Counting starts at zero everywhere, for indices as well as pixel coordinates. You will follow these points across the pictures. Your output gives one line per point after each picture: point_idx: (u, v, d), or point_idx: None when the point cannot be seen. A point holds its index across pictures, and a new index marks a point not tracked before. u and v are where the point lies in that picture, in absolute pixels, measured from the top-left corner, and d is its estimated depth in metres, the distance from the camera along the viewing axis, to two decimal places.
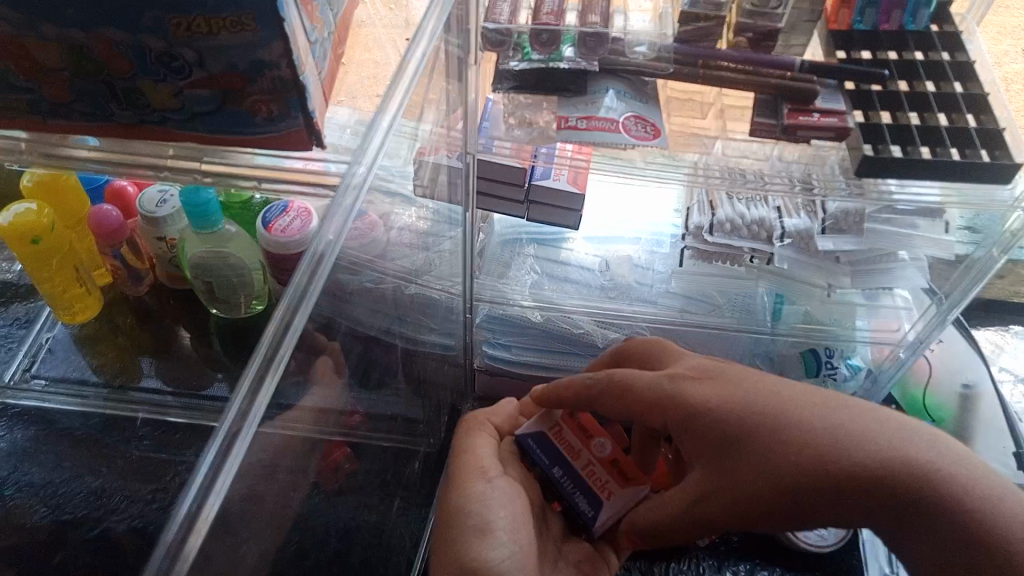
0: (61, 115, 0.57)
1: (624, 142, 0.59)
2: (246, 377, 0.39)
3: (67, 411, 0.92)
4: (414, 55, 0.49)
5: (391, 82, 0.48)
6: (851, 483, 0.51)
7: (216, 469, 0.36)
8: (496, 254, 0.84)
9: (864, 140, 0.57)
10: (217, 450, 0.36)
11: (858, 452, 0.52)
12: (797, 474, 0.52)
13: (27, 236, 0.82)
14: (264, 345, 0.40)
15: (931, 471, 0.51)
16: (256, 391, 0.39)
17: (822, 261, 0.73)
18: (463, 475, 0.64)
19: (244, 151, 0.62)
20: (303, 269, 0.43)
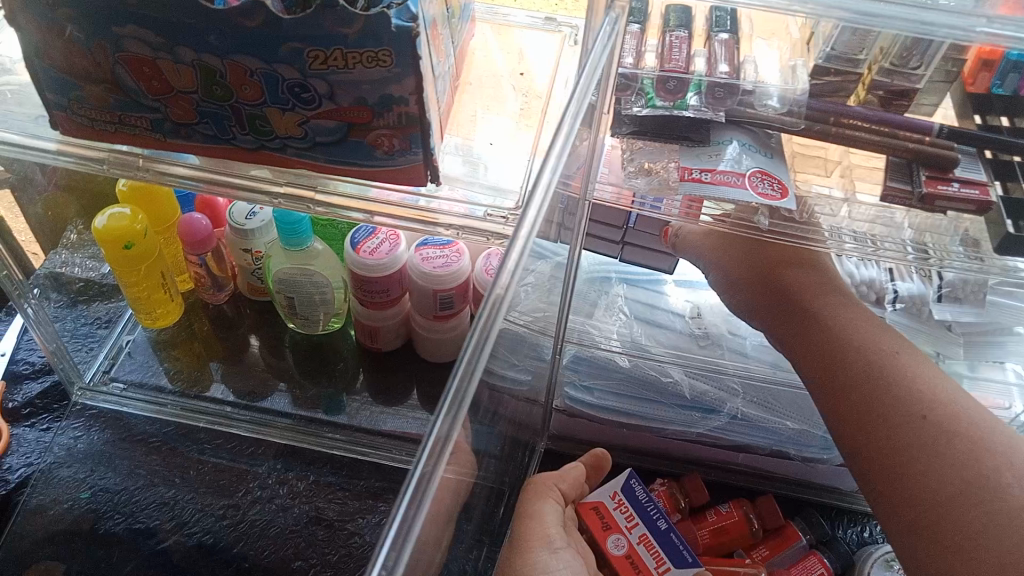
0: (182, 134, 0.57)
1: (750, 200, 0.56)
2: (434, 426, 0.41)
3: (143, 417, 0.93)
4: (574, 104, 0.48)
5: (555, 140, 0.47)
6: (807, 297, 0.66)
7: (404, 526, 0.38)
8: (584, 293, 0.83)
9: (1007, 216, 0.55)
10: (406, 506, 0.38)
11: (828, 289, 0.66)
12: (774, 270, 0.68)
13: (120, 242, 0.83)
14: (448, 393, 0.41)
15: (877, 361, 0.61)
16: (444, 437, 0.40)
17: (934, 329, 0.70)
18: (532, 538, 0.64)
19: (331, 178, 0.62)
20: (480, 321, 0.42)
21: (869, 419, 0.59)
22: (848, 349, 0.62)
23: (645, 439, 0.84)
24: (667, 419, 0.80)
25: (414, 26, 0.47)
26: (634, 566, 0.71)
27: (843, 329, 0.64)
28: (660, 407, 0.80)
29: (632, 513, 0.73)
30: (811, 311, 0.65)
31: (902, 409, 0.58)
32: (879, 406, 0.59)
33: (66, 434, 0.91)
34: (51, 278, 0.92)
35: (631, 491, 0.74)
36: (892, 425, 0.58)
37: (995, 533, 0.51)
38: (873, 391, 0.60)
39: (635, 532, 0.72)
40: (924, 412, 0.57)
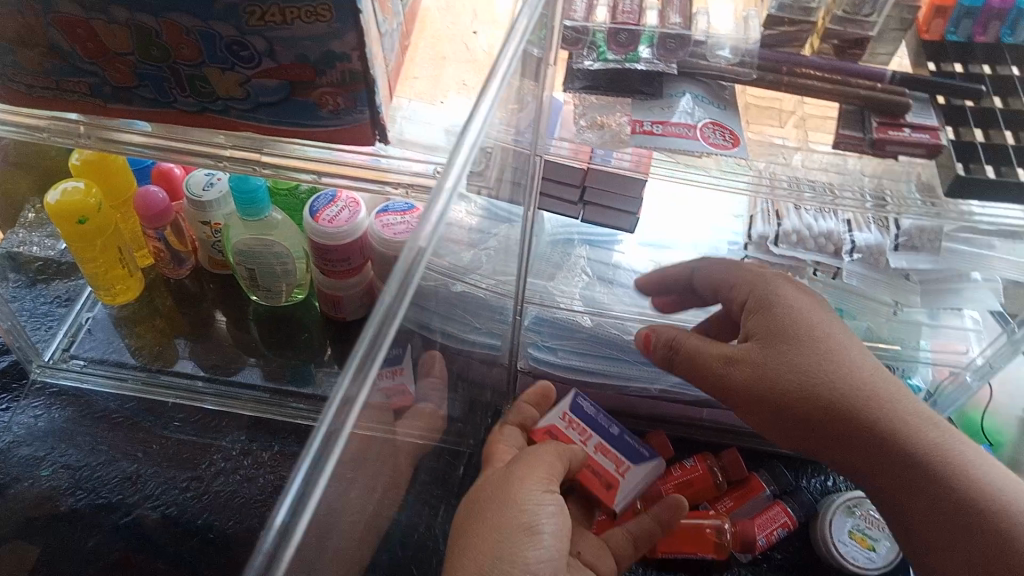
0: (122, 99, 0.56)
1: (700, 150, 0.56)
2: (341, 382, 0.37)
3: (103, 393, 0.92)
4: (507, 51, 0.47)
5: (484, 87, 0.45)
6: (858, 407, 0.60)
7: (307, 484, 0.36)
8: (546, 254, 0.83)
9: (957, 159, 0.54)
10: (309, 463, 0.36)
11: (866, 393, 0.61)
12: (818, 383, 0.61)
13: (73, 215, 0.81)
14: (360, 345, 0.38)
15: (943, 458, 0.59)
16: (354, 393, 0.37)
17: (891, 278, 0.70)
18: (532, 472, 0.63)
19: (290, 142, 0.61)
20: (396, 274, 0.40)
21: (938, 536, 0.59)
22: (915, 454, 0.59)
23: (609, 398, 0.85)
24: (630, 376, 0.82)
25: None
26: (594, 474, 0.72)
27: (890, 443, 0.60)
28: (624, 365, 0.82)
29: (586, 427, 0.74)
30: (851, 433, 0.61)
31: (973, 523, 0.57)
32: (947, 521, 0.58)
33: (25, 413, 0.90)
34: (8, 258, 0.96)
35: (581, 408, 0.75)
36: (958, 538, 0.58)
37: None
38: (945, 510, 0.58)
39: (590, 442, 0.73)
40: (993, 522, 0.56)
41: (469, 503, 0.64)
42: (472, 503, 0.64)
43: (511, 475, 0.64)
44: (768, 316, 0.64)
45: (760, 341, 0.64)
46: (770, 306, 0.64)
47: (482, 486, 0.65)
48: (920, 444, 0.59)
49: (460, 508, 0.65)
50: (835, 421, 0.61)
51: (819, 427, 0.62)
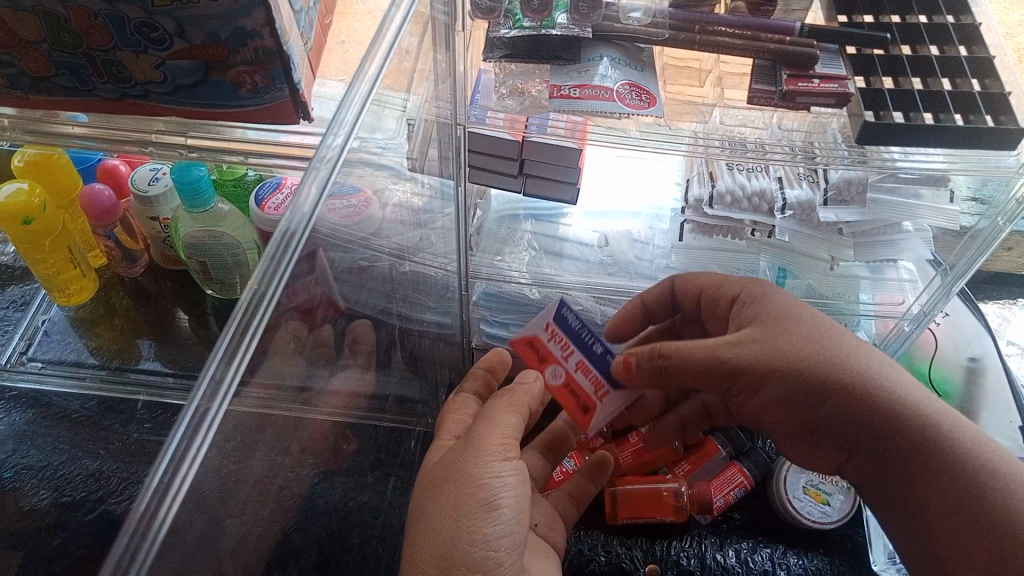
0: (42, 90, 0.56)
1: (618, 111, 0.57)
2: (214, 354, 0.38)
3: (63, 393, 0.92)
4: (395, 16, 0.49)
5: (360, 64, 0.46)
6: (864, 389, 0.56)
7: (182, 452, 0.36)
8: (493, 230, 0.83)
9: (866, 107, 0.56)
10: (184, 425, 0.36)
11: (857, 367, 0.56)
12: (823, 363, 0.56)
13: (19, 216, 0.81)
14: (231, 326, 0.39)
15: (956, 442, 0.54)
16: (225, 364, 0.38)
17: (824, 233, 0.72)
18: (487, 445, 0.56)
19: (234, 126, 0.62)
20: (272, 244, 0.41)
21: (936, 511, 0.53)
22: (926, 437, 0.54)
23: None
24: None
25: None
26: (573, 396, 0.61)
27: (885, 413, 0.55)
28: None
29: (568, 340, 0.60)
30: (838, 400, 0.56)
31: (977, 496, 0.52)
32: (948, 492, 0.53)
33: None
34: None
35: (565, 323, 0.60)
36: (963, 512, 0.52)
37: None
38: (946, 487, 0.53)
39: (571, 360, 0.60)
40: (997, 489, 0.51)
41: (424, 495, 0.56)
42: (427, 494, 0.56)
43: (466, 455, 0.56)
44: (757, 309, 0.61)
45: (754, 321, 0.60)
46: (762, 297, 0.61)
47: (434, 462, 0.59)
48: (908, 411, 0.55)
49: (417, 494, 0.58)
50: (831, 393, 0.57)
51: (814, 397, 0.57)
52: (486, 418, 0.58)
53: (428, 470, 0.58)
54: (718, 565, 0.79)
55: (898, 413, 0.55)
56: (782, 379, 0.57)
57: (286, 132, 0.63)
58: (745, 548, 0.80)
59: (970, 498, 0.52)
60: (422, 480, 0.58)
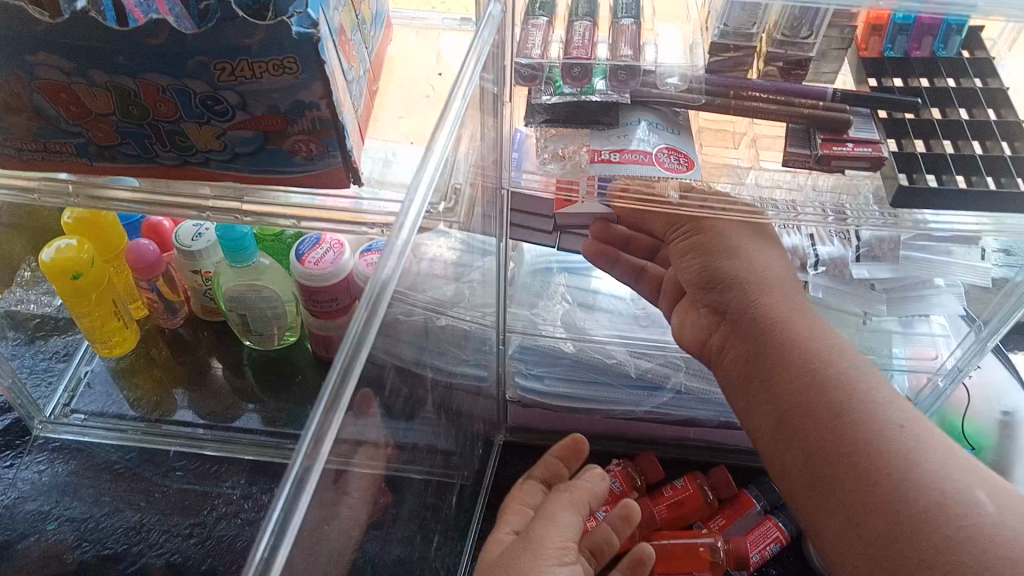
0: (107, 157, 0.59)
1: (657, 174, 0.59)
2: (314, 418, 0.40)
3: (105, 444, 0.94)
4: (461, 89, 0.50)
5: (433, 135, 0.48)
6: (752, 291, 0.62)
7: (286, 515, 0.38)
8: (527, 284, 0.86)
9: (901, 170, 0.57)
10: (285, 498, 0.38)
11: (775, 294, 0.62)
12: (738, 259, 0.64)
13: (67, 272, 0.84)
14: (328, 386, 0.41)
15: (817, 359, 0.57)
16: (326, 427, 0.40)
17: (857, 288, 0.72)
18: (546, 544, 0.61)
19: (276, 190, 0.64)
20: (362, 307, 0.43)
21: (834, 456, 0.53)
22: (791, 346, 0.59)
23: (596, 421, 0.87)
24: (616, 399, 0.83)
25: (314, 32, 0.49)
26: None
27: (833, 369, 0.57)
28: (608, 388, 0.83)
29: None
30: (788, 334, 0.59)
31: (822, 398, 0.55)
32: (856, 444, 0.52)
33: (30, 468, 0.92)
34: (6, 318, 0.98)
35: None
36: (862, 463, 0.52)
37: (978, 551, 0.46)
38: (853, 441, 0.52)
39: None
40: (850, 402, 0.54)
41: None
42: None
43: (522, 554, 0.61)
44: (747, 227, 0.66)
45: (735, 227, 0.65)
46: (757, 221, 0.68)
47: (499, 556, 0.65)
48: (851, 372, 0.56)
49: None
50: (785, 322, 0.60)
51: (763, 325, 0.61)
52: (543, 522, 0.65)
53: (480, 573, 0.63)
54: None
55: (841, 371, 0.56)
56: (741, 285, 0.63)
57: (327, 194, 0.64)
58: None
59: (876, 454, 0.51)
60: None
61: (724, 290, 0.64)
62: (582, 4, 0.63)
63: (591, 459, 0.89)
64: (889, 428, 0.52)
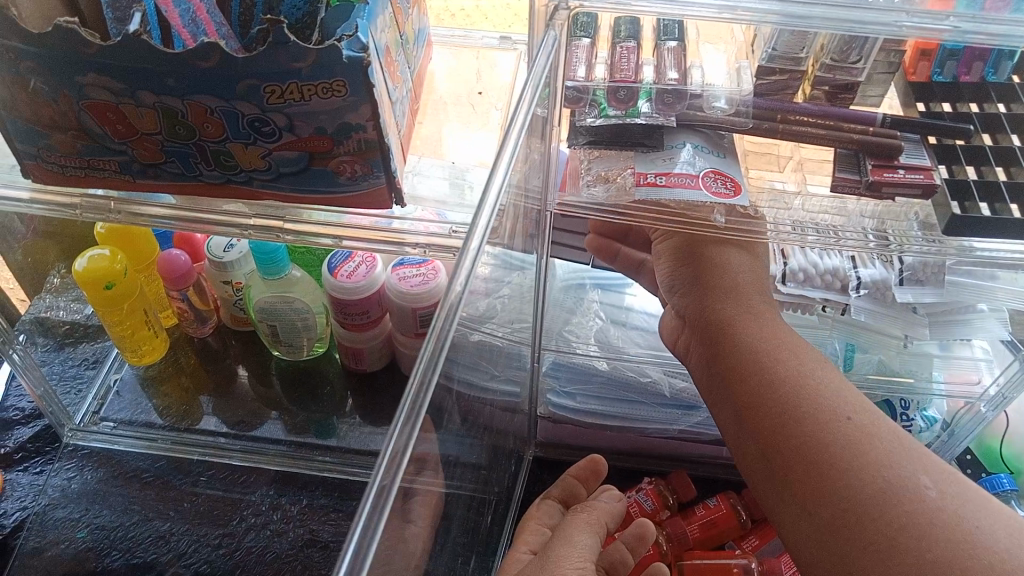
0: (150, 175, 0.59)
1: (703, 199, 0.58)
2: (389, 441, 0.40)
3: (134, 453, 0.94)
4: (520, 111, 0.50)
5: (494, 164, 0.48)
6: (713, 298, 0.65)
7: (364, 539, 0.37)
8: (560, 300, 0.85)
9: (952, 198, 0.57)
10: (363, 525, 0.37)
11: (736, 298, 0.65)
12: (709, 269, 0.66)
13: (101, 282, 0.84)
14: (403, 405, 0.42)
15: (770, 362, 0.60)
16: (400, 447, 0.40)
17: (899, 311, 0.71)
18: (563, 563, 0.60)
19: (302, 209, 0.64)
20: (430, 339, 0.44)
21: (785, 450, 0.56)
22: (746, 349, 0.62)
23: (628, 438, 0.86)
24: (648, 417, 0.82)
25: (365, 56, 0.48)
26: None
27: (782, 366, 0.60)
28: (642, 406, 0.82)
29: None
30: (745, 336, 0.62)
31: (773, 398, 0.58)
32: (804, 438, 0.55)
33: (59, 475, 0.92)
34: (36, 325, 0.93)
35: None
36: (809, 457, 0.54)
37: (914, 533, 0.48)
38: (802, 436, 0.55)
39: None
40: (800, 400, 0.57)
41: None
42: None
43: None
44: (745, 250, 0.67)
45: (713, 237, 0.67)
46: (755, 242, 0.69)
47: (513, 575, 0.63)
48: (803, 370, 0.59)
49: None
50: (744, 325, 0.63)
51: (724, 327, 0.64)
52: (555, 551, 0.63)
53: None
54: None
55: (790, 372, 0.59)
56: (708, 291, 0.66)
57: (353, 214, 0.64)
58: None
59: (820, 448, 0.54)
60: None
61: (689, 293, 0.67)
62: (625, 26, 0.62)
63: (622, 477, 0.88)
64: (835, 422, 0.55)
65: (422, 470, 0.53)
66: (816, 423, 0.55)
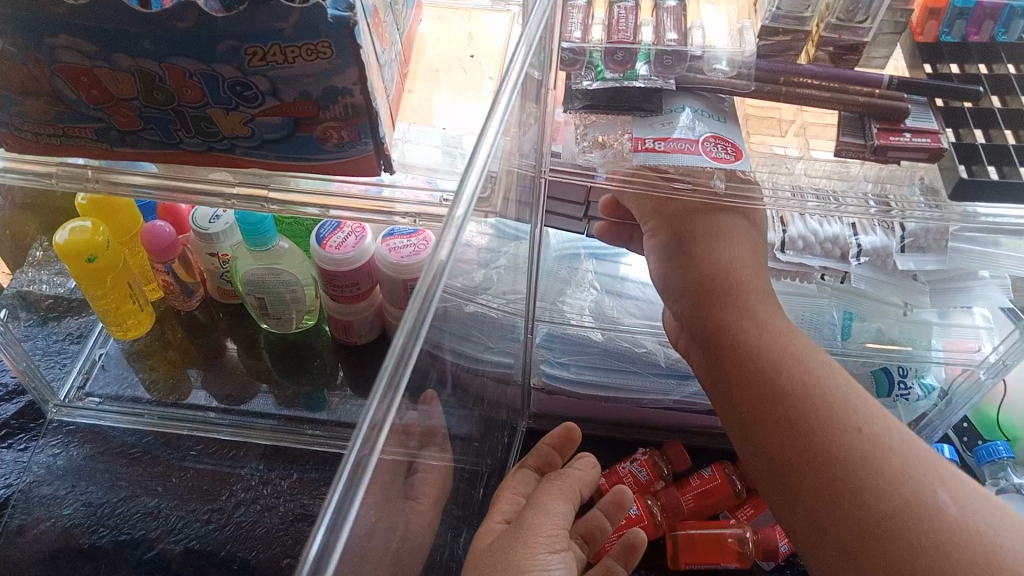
0: (128, 142, 0.56)
1: (703, 165, 0.57)
2: (367, 410, 0.38)
3: (120, 429, 0.92)
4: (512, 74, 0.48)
5: (486, 121, 0.46)
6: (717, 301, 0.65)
7: (340, 514, 0.35)
8: (554, 270, 0.84)
9: (960, 161, 0.55)
10: (339, 496, 0.35)
11: (740, 296, 0.64)
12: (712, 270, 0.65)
13: (83, 254, 0.82)
14: (385, 368, 0.39)
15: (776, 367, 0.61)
16: (380, 419, 0.38)
17: (899, 279, 0.70)
18: (537, 534, 0.60)
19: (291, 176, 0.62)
20: (414, 304, 0.41)
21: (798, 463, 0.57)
22: (754, 354, 0.62)
23: (623, 409, 0.85)
24: (643, 388, 0.81)
25: (351, 15, 0.46)
26: None
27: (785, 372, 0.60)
28: (638, 376, 0.81)
29: None
30: (750, 340, 0.62)
31: (783, 406, 0.59)
32: (816, 448, 0.56)
33: (45, 452, 0.90)
34: (19, 299, 0.93)
35: None
36: (825, 467, 0.55)
37: (935, 552, 0.50)
38: (817, 447, 0.56)
39: None
40: (810, 406, 0.58)
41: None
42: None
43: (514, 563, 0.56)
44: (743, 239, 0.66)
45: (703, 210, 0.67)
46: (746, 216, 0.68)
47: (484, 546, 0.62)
48: (811, 376, 0.60)
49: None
50: (739, 325, 0.63)
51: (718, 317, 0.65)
52: (525, 525, 0.61)
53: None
54: None
55: (797, 377, 0.60)
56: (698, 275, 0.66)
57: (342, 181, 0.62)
58: None
59: (837, 458, 0.55)
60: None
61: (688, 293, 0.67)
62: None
63: (616, 448, 0.87)
64: (848, 434, 0.56)
65: (414, 445, 0.52)
66: (829, 434, 0.56)
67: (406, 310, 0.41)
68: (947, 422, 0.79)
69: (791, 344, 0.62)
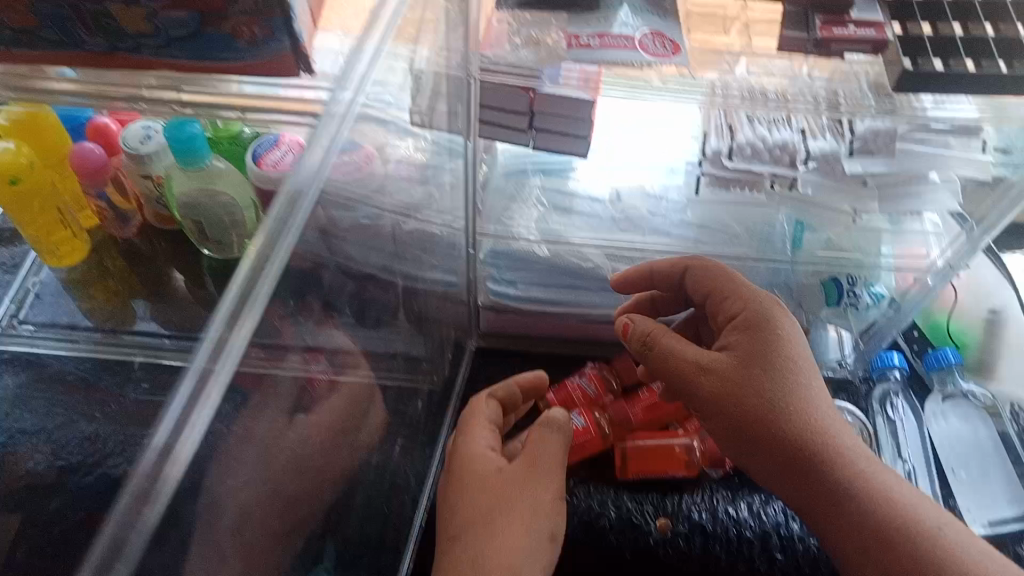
0: (27, 44, 0.52)
1: (640, 61, 0.54)
2: (211, 330, 0.40)
3: (58, 358, 0.89)
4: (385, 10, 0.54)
5: (369, 30, 0.53)
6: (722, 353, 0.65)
7: (180, 417, 0.37)
8: (500, 188, 0.79)
9: (906, 54, 0.52)
10: (183, 403, 0.38)
11: None
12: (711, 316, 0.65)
13: (5, 176, 0.78)
14: (238, 282, 0.42)
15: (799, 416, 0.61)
16: (225, 337, 0.40)
17: (847, 184, 0.69)
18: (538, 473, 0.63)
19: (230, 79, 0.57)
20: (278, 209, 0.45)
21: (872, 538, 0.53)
22: None
23: (567, 324, 0.87)
24: (593, 303, 0.83)
25: None
26: None
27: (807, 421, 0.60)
28: (586, 292, 0.83)
29: None
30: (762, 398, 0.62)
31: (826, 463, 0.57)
32: (876, 550, 0.53)
33: None
34: None
35: None
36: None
37: None
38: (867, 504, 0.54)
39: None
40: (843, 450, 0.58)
41: (450, 539, 0.60)
42: (456, 536, 0.60)
43: (511, 504, 0.60)
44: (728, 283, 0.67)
45: (744, 374, 0.58)
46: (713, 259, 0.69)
47: (473, 475, 0.64)
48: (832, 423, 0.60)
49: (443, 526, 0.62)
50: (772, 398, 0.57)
51: (749, 413, 0.57)
52: (527, 460, 0.63)
53: (458, 499, 0.62)
54: (731, 518, 0.80)
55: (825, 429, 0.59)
56: (730, 388, 0.58)
57: (289, 86, 0.56)
58: (756, 502, 0.82)
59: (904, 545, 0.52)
60: (449, 512, 0.62)
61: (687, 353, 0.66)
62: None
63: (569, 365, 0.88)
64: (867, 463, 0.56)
65: None
66: (850, 483, 0.55)
67: (247, 242, 0.44)
68: (894, 329, 0.80)
69: (815, 390, 0.58)
